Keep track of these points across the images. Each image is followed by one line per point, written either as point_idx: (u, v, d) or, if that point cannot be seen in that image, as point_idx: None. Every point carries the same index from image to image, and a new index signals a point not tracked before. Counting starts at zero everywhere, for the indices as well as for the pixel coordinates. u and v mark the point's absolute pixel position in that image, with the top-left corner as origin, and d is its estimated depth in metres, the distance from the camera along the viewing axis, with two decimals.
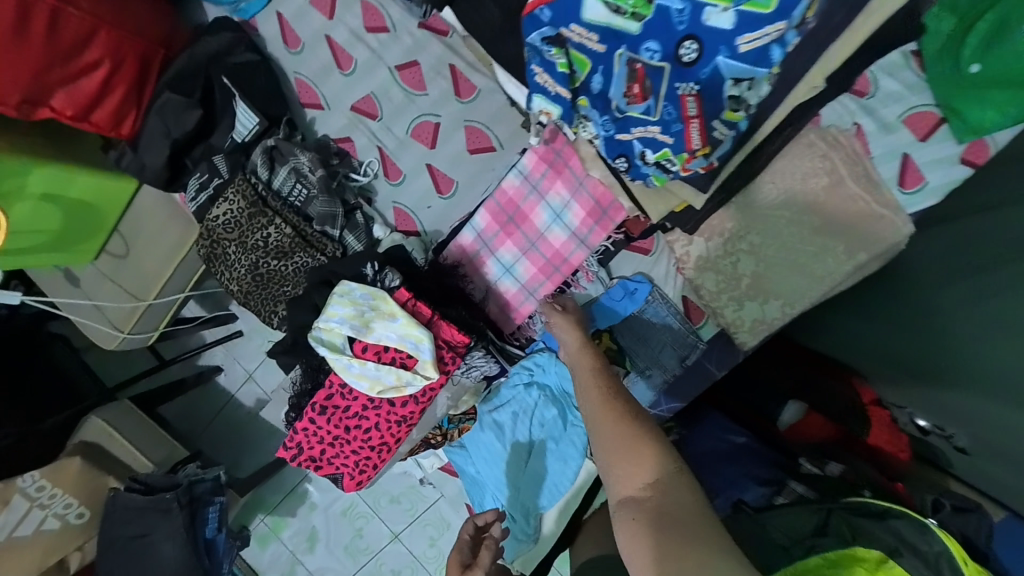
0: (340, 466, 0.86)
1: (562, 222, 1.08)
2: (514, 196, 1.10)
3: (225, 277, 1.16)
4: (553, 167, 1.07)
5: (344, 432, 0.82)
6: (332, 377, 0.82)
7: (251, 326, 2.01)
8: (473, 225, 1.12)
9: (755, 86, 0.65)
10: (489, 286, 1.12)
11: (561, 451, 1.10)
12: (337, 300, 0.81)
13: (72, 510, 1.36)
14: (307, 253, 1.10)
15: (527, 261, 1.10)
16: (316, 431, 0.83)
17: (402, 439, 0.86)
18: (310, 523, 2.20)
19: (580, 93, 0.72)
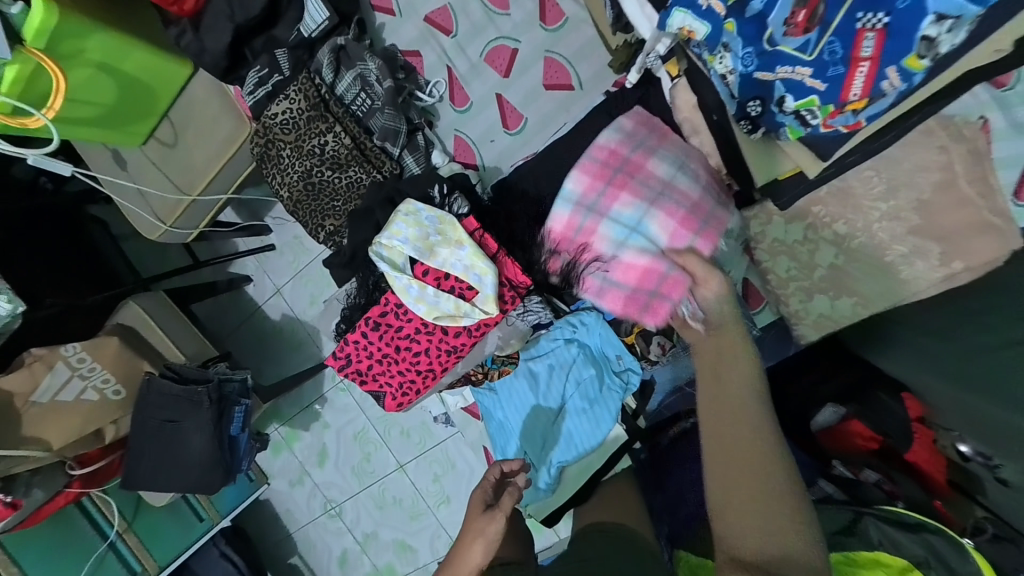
0: (385, 385, 0.84)
1: (682, 176, 0.87)
2: (609, 163, 0.90)
3: (276, 180, 1.12)
4: (655, 131, 0.91)
5: (394, 351, 0.80)
6: (388, 295, 0.78)
7: (286, 241, 2.02)
8: (565, 197, 0.90)
9: (958, 30, 0.54)
10: (606, 263, 0.88)
11: (594, 413, 1.09)
12: (403, 219, 0.77)
13: (110, 386, 1.41)
14: (362, 168, 1.05)
15: (667, 217, 0.85)
16: (366, 346, 0.80)
17: (448, 370, 0.83)
18: (324, 440, 2.32)
19: (732, 11, 0.64)
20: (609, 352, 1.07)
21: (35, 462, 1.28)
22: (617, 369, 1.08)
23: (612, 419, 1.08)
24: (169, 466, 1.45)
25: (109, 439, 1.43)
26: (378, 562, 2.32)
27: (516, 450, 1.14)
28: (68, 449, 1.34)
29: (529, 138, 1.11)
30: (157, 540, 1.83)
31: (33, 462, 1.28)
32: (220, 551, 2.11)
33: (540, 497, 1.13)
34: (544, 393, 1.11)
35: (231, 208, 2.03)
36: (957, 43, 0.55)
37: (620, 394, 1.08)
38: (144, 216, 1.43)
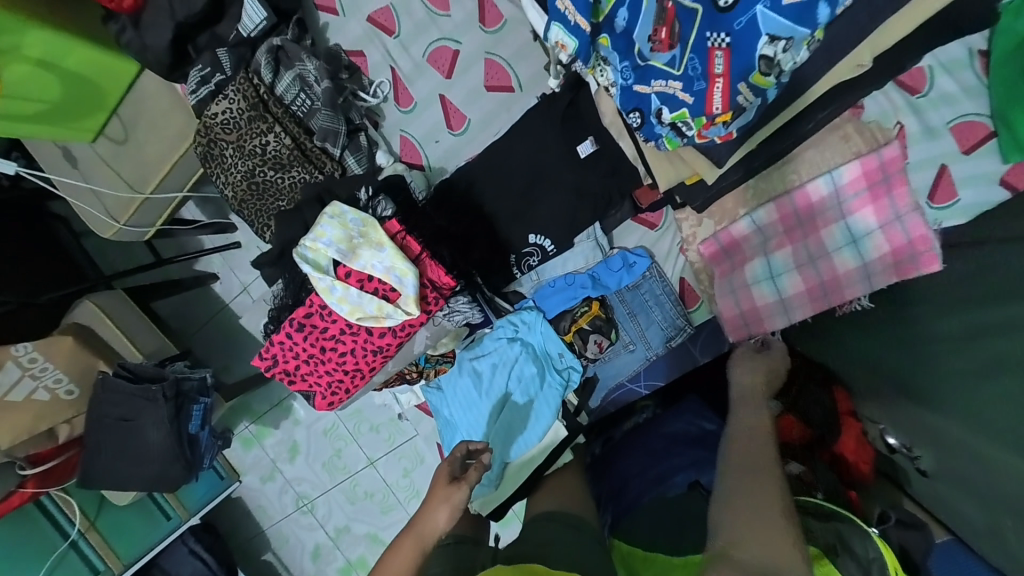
0: (314, 385, 0.85)
1: (859, 256, 0.91)
2: (816, 200, 0.93)
3: (220, 180, 1.12)
4: (873, 190, 0.90)
5: (319, 352, 0.81)
6: (313, 296, 0.79)
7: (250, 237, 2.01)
8: (755, 218, 0.98)
9: (791, 50, 0.63)
10: (738, 285, 1.01)
11: (535, 408, 1.12)
12: (328, 220, 0.78)
13: (63, 385, 1.41)
14: (305, 168, 1.06)
15: (800, 280, 0.96)
16: (292, 346, 0.81)
17: (377, 369, 0.85)
18: (295, 435, 2.34)
19: (602, 28, 0.71)
20: (551, 349, 1.10)
21: None
22: (558, 365, 1.11)
23: (552, 415, 1.11)
24: (126, 463, 1.45)
25: (63, 438, 1.44)
26: (351, 555, 2.35)
27: None
28: (20, 449, 1.34)
29: (470, 138, 1.13)
30: (122, 538, 1.82)
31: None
32: (190, 547, 2.12)
33: (484, 491, 1.15)
34: (487, 388, 1.13)
35: (194, 204, 2.02)
36: (796, 62, 0.64)
37: (561, 389, 1.11)
38: (95, 214, 1.41)
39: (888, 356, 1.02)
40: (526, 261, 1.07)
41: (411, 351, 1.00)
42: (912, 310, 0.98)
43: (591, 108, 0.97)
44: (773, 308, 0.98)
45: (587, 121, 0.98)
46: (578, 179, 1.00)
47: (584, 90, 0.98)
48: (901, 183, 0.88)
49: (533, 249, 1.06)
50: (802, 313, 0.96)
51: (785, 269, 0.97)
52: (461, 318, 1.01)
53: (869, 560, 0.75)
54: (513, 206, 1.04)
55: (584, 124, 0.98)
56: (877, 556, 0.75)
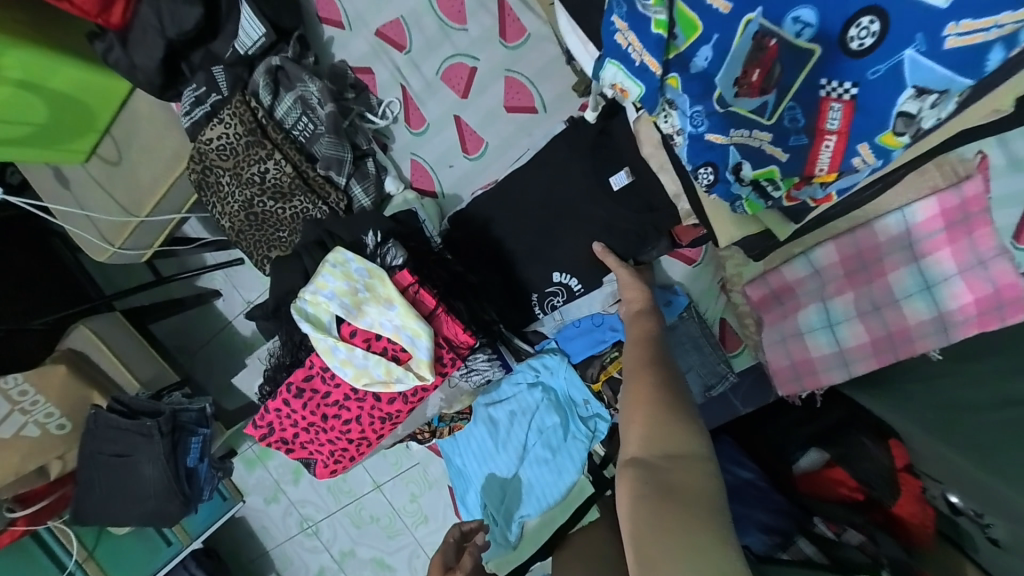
0: (315, 451, 0.76)
1: (937, 306, 0.79)
2: (881, 243, 0.82)
3: (217, 210, 1.04)
4: (950, 230, 0.78)
5: (321, 420, 0.72)
6: (314, 357, 0.70)
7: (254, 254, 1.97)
8: (809, 258, 0.88)
9: (938, 104, 0.55)
10: (787, 334, 0.91)
11: (556, 463, 1.01)
12: (330, 270, 0.68)
13: (54, 420, 1.34)
14: (308, 198, 0.97)
15: (863, 329, 0.84)
16: (290, 414, 0.73)
17: (385, 435, 0.76)
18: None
19: (673, 67, 0.62)
20: (575, 397, 1.00)
21: None
22: (582, 414, 1.01)
23: (575, 472, 1.01)
24: (119, 499, 1.39)
25: (54, 474, 1.37)
26: None
27: (476, 501, 1.06)
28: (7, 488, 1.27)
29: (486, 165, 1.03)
30: (119, 566, 1.76)
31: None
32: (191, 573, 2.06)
33: (498, 549, 1.06)
34: (504, 439, 1.03)
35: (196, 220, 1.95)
36: (941, 118, 0.56)
37: (586, 443, 1.00)
38: (91, 238, 1.34)
39: (959, 415, 0.89)
40: (549, 301, 0.96)
41: (425, 413, 0.93)
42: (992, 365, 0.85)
43: (624, 135, 0.86)
44: (831, 359, 0.87)
45: (619, 149, 0.87)
46: (607, 214, 0.89)
47: (616, 114, 0.87)
48: (986, 223, 0.75)
49: (557, 289, 0.95)
50: (865, 367, 0.85)
51: (844, 317, 0.86)
52: (479, 378, 0.92)
53: None
54: (534, 242, 0.94)
55: (616, 152, 0.87)
56: None
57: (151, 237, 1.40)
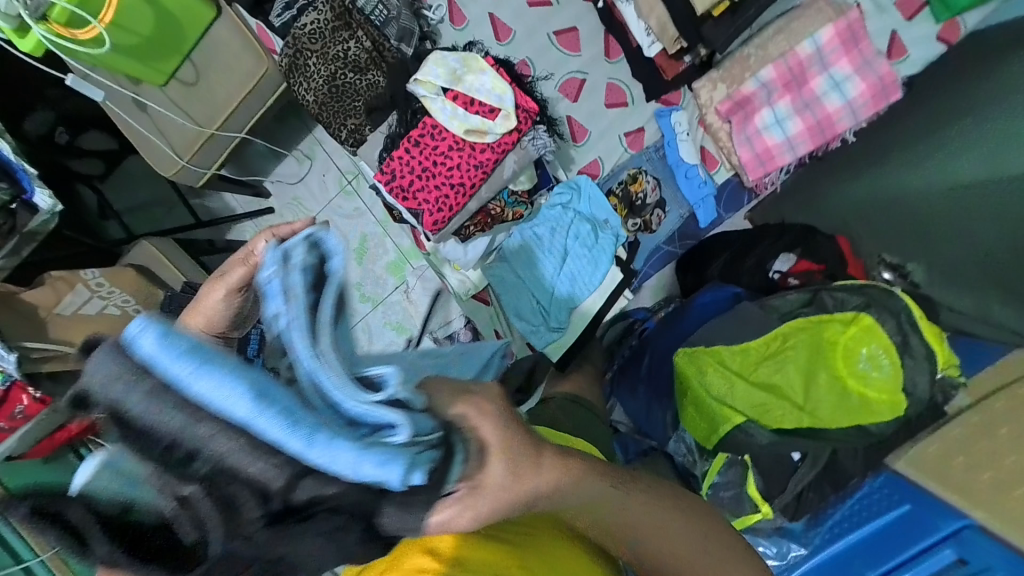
0: (425, 201, 1.06)
1: (848, 97, 1.16)
2: (804, 60, 1.17)
3: (303, 87, 1.27)
4: (848, 44, 1.15)
5: (433, 165, 1.04)
6: (427, 121, 1.02)
7: (283, 203, 2.19)
8: (759, 78, 1.20)
9: None
10: (754, 132, 1.22)
11: (593, 255, 1.27)
12: (434, 62, 1.02)
13: (131, 305, 1.45)
14: (379, 71, 1.26)
15: (800, 122, 1.19)
16: (411, 163, 1.04)
17: (476, 185, 1.08)
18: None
19: None
20: (598, 208, 1.27)
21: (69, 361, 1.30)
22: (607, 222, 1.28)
23: (609, 262, 1.27)
24: None
25: None
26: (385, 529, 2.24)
27: (528, 304, 1.27)
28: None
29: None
30: None
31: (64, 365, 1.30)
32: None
33: (551, 339, 1.28)
34: (548, 248, 1.26)
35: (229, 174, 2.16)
36: None
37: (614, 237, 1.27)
38: (164, 150, 1.53)
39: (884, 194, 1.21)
40: None
41: (502, 176, 1.10)
42: (896, 143, 1.20)
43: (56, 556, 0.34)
44: (783, 148, 1.21)
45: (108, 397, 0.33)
46: None
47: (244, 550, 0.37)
48: (864, 38, 1.14)
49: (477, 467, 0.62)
50: (806, 150, 1.21)
51: (789, 115, 1.20)
52: (543, 144, 1.11)
53: (900, 309, 0.96)
54: None
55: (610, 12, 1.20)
56: (904, 307, 0.97)
57: (212, 158, 1.63)
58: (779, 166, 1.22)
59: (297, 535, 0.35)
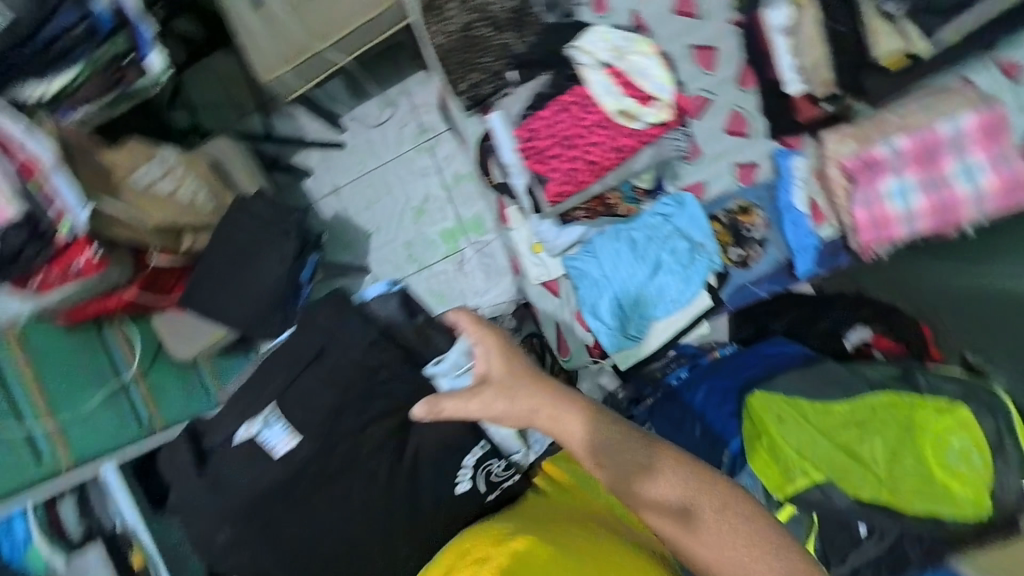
0: (559, 162, 1.21)
1: (982, 189, 1.05)
2: (944, 138, 1.07)
3: (434, 26, 1.26)
4: (999, 132, 1.04)
5: (578, 130, 1.19)
6: (584, 87, 1.21)
7: (355, 142, 2.16)
8: (891, 143, 1.11)
9: None
10: (873, 197, 1.14)
11: (686, 272, 1.25)
12: (607, 43, 1.24)
13: (201, 192, 1.41)
14: (515, 32, 1.29)
15: (926, 200, 1.10)
16: (558, 122, 1.21)
17: (612, 165, 1.20)
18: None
19: None
20: (698, 226, 1.24)
21: (127, 231, 1.25)
22: (705, 242, 1.25)
23: (700, 282, 1.26)
24: (234, 292, 1.44)
25: (184, 247, 1.40)
26: None
27: (606, 303, 1.25)
28: (152, 237, 1.31)
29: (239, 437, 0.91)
30: None
31: (125, 233, 1.26)
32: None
33: (628, 346, 1.28)
34: (642, 253, 1.24)
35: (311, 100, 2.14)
36: None
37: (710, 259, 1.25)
38: (270, 53, 1.52)
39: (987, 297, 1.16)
40: (486, 467, 0.87)
41: (635, 165, 1.21)
42: None
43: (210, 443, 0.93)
44: (907, 219, 1.12)
45: (318, 321, 0.97)
46: None
47: (329, 357, 0.94)
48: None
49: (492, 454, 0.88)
50: (924, 229, 1.11)
51: (915, 188, 1.11)
52: (678, 145, 1.25)
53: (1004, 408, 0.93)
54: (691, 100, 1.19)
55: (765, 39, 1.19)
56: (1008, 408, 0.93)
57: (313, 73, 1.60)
58: (895, 239, 1.15)
59: (362, 350, 0.94)
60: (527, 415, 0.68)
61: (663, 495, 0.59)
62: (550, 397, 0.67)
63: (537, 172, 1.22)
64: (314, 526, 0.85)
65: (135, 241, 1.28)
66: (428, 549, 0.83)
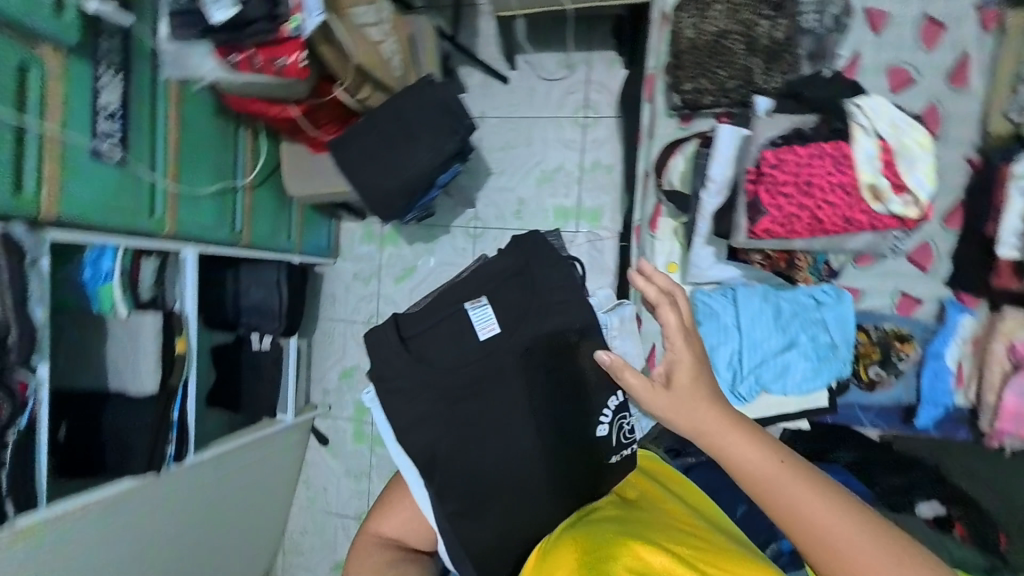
0: (785, 202, 1.18)
1: None
2: None
3: (692, 22, 1.33)
4: None
5: (819, 183, 1.17)
6: (848, 146, 1.17)
7: (518, 84, 2.12)
8: None
9: None
10: None
11: (817, 364, 1.19)
12: (891, 115, 1.17)
13: (394, 55, 1.44)
14: (761, 61, 1.30)
15: None
16: (805, 164, 1.17)
17: (830, 230, 1.18)
18: (351, 246, 2.12)
19: None
20: (845, 328, 1.20)
21: (332, 56, 1.27)
22: (847, 345, 1.20)
23: (828, 380, 1.21)
24: (377, 163, 1.43)
25: (358, 99, 1.42)
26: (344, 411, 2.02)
27: (726, 352, 1.20)
28: (347, 74, 1.33)
29: (448, 314, 1.01)
30: (260, 219, 1.65)
31: (330, 57, 1.27)
32: (277, 274, 1.74)
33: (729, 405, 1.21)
34: (783, 325, 1.20)
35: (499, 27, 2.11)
36: None
37: (844, 364, 1.20)
38: None
39: None
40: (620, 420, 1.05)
41: (850, 242, 1.20)
42: None
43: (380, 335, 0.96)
44: None
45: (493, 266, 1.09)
46: None
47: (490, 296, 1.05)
48: None
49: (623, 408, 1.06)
50: None
51: None
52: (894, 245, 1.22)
53: None
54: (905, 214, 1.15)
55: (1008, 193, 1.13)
56: None
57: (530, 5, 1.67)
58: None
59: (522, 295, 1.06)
60: (702, 429, 0.64)
61: (841, 530, 0.59)
62: (729, 423, 0.63)
63: (757, 199, 1.19)
64: (419, 439, 0.92)
65: (332, 68, 1.30)
66: (506, 497, 0.91)
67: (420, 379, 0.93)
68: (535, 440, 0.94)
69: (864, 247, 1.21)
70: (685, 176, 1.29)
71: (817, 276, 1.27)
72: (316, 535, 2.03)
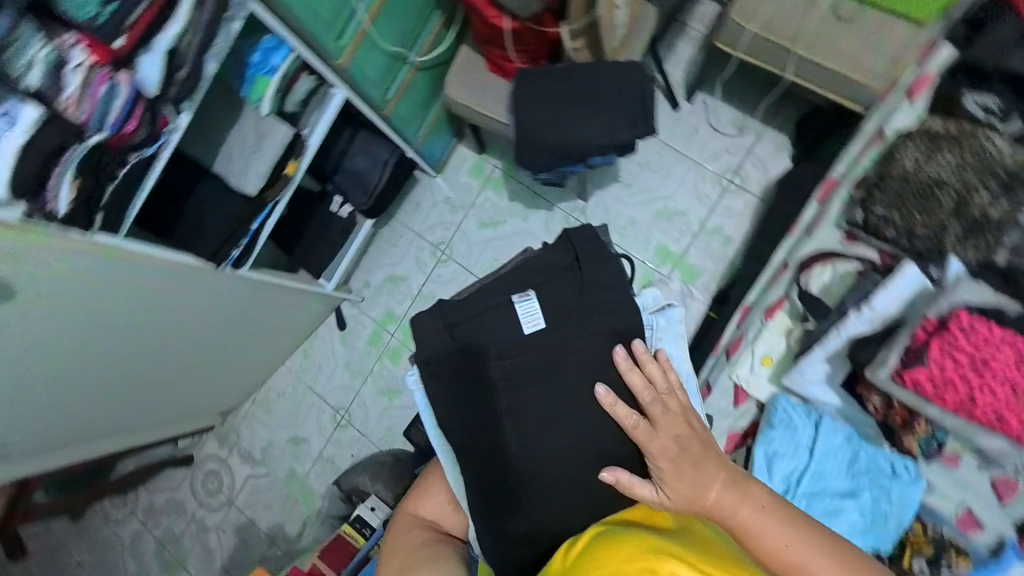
0: (951, 367, 0.98)
1: None
2: None
3: (921, 151, 1.20)
4: None
5: (1000, 369, 0.96)
6: None
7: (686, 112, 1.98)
8: None
9: None
10: None
11: (863, 526, 1.12)
12: None
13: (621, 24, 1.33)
14: (970, 231, 1.15)
15: None
16: (995, 343, 0.97)
17: (970, 417, 0.99)
18: (455, 171, 2.10)
19: None
20: (909, 510, 1.12)
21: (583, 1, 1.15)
22: (900, 527, 1.12)
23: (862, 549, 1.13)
24: (552, 110, 1.32)
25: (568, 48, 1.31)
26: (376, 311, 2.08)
27: (782, 466, 1.16)
28: (578, 22, 1.23)
29: (490, 306, 1.07)
30: (408, 98, 1.61)
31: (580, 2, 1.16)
32: (388, 154, 1.74)
33: None
34: (848, 472, 1.15)
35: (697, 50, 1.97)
36: None
37: (888, 542, 1.12)
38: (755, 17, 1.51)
39: None
40: None
41: (976, 438, 1.02)
42: None
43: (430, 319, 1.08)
44: None
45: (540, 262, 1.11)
46: None
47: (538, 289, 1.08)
48: None
49: None
50: None
51: None
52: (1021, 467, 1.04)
53: None
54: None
55: None
56: None
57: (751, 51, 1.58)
58: None
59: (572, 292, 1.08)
60: (706, 506, 0.91)
61: (798, 544, 0.88)
62: (728, 506, 0.91)
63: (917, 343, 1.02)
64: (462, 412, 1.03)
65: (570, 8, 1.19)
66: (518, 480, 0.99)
67: (458, 367, 1.05)
68: (564, 444, 0.99)
69: (1003, 460, 1.05)
70: (827, 291, 1.23)
71: (922, 451, 1.12)
72: (292, 402, 2.11)
